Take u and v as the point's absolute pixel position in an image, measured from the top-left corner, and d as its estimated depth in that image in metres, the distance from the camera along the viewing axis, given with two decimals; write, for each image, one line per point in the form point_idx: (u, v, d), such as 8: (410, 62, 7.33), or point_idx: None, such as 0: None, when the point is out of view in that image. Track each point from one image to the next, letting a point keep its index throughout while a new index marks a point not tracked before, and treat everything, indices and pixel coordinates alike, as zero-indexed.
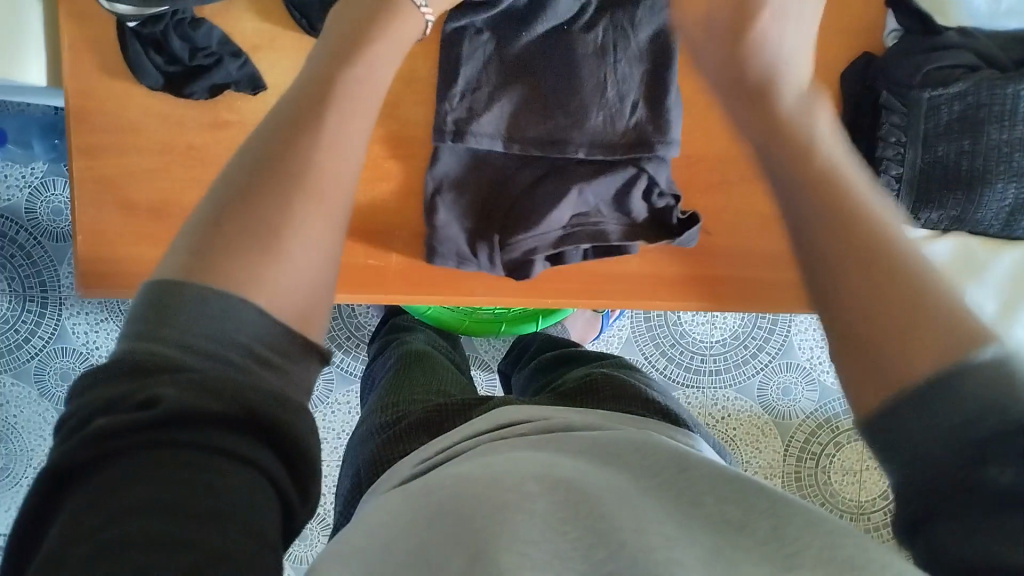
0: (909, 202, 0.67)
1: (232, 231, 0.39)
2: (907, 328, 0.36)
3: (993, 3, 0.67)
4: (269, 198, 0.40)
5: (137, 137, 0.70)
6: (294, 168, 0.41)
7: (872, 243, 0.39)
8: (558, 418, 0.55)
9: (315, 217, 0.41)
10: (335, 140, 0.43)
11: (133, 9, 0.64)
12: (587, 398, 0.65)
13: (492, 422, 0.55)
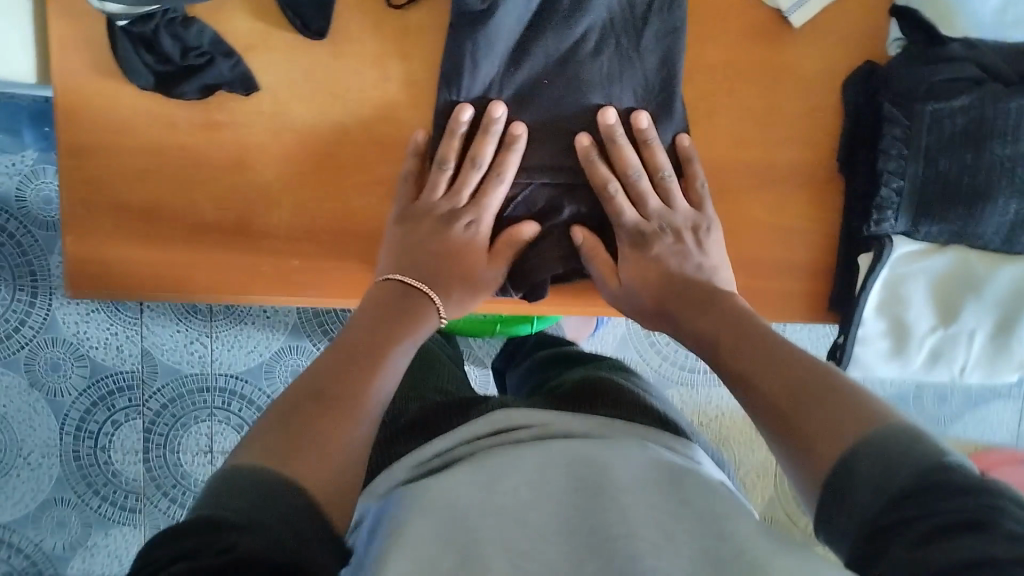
0: (909, 214, 0.66)
1: (323, 402, 0.49)
2: (807, 437, 0.45)
3: (999, 15, 0.66)
4: (338, 414, 0.49)
5: (126, 137, 0.69)
6: (348, 397, 0.51)
7: (807, 409, 0.45)
8: (557, 426, 0.54)
9: (344, 429, 0.48)
10: (368, 397, 0.52)
11: (124, 8, 0.63)
12: (586, 403, 0.64)
13: (491, 427, 0.54)
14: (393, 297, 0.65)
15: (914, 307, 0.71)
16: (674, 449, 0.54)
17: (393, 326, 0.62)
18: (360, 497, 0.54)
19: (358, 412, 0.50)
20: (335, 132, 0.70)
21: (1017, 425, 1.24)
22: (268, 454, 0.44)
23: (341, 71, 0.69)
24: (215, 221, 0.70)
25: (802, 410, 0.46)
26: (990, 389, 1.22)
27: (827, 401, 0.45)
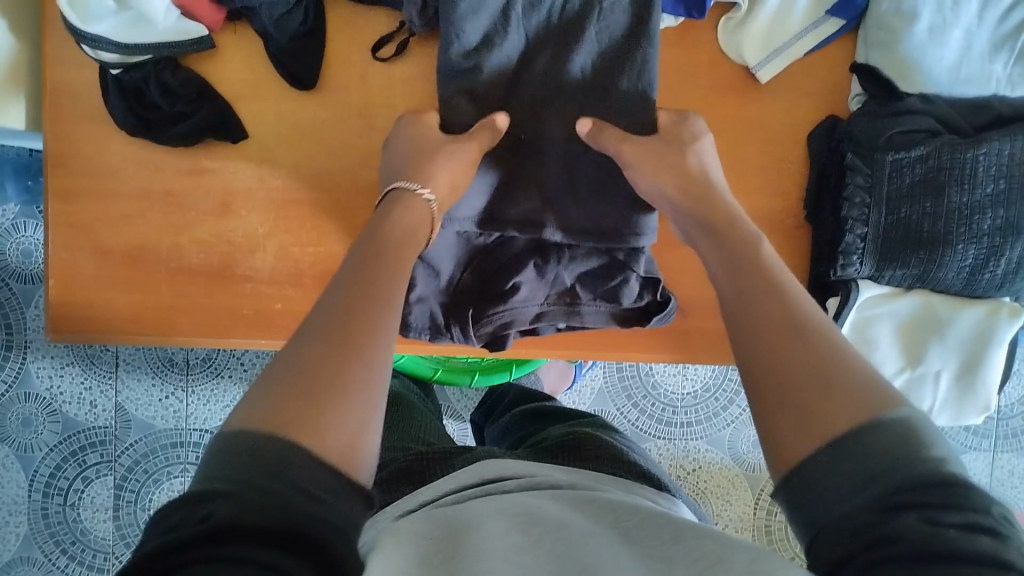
0: (873, 259, 0.69)
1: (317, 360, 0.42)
2: (836, 408, 0.40)
3: (954, 72, 0.69)
4: (342, 361, 0.42)
5: (115, 184, 0.70)
6: (352, 345, 0.43)
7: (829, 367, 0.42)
8: (542, 476, 0.54)
9: (347, 397, 0.41)
10: (369, 361, 0.43)
11: (118, 56, 0.66)
12: (569, 458, 0.65)
13: (477, 477, 0.55)
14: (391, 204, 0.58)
15: (880, 350, 0.73)
16: (657, 502, 0.55)
17: (383, 268, 0.50)
18: (345, 546, 0.55)
19: (366, 363, 0.43)
20: (320, 179, 0.72)
21: (989, 476, 1.25)
22: (271, 412, 0.39)
23: (327, 121, 0.71)
24: (199, 265, 0.72)
25: (809, 388, 0.41)
26: (961, 441, 1.25)
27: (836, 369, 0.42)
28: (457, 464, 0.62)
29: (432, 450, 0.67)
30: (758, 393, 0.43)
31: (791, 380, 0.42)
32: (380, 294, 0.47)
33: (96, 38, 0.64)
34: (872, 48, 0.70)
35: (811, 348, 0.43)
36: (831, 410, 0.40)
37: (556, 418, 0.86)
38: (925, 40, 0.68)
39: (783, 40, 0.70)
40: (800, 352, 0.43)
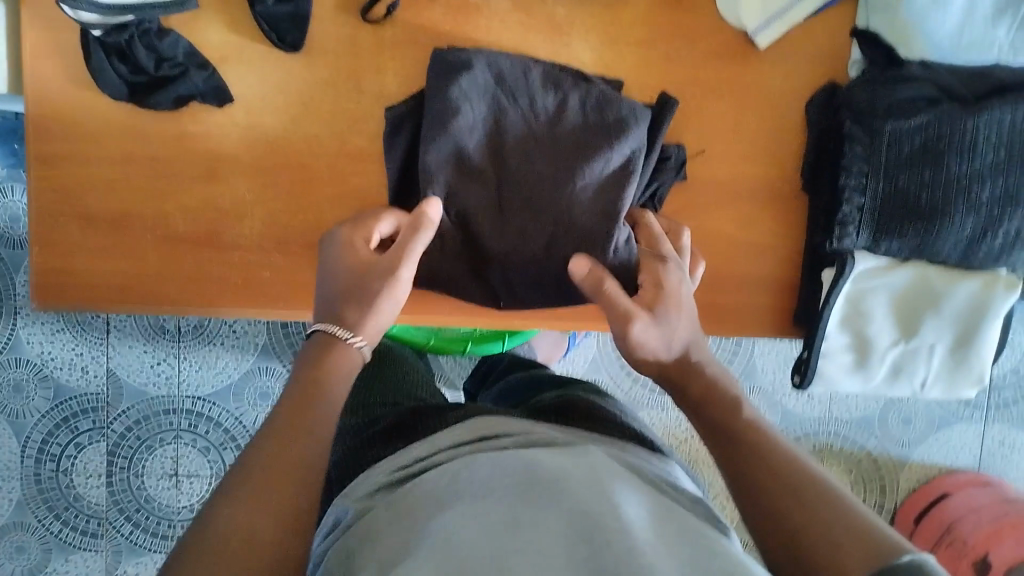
0: (870, 230, 0.68)
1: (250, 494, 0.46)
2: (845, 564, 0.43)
3: (957, 37, 0.68)
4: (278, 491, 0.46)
5: (98, 148, 0.69)
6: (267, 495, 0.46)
7: (791, 512, 0.48)
8: (537, 433, 0.54)
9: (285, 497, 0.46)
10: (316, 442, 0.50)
11: (98, 17, 0.64)
12: (562, 418, 0.64)
13: (471, 432, 0.55)
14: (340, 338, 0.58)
15: (876, 322, 0.72)
16: (653, 462, 0.54)
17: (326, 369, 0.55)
18: (337, 500, 0.54)
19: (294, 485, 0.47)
20: (308, 144, 0.70)
21: (980, 448, 1.26)
22: (217, 570, 0.42)
23: (314, 84, 0.70)
24: (186, 231, 0.70)
25: (837, 553, 0.44)
26: (953, 412, 1.25)
27: (807, 513, 0.47)
28: (450, 417, 0.61)
29: (425, 407, 0.66)
30: (790, 554, 0.46)
31: (813, 545, 0.45)
32: (309, 432, 0.51)
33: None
34: (873, 13, 0.69)
35: (834, 523, 0.46)
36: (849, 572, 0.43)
37: (550, 384, 0.86)
38: (928, 3, 0.66)
39: (781, 6, 0.69)
40: (827, 532, 0.45)
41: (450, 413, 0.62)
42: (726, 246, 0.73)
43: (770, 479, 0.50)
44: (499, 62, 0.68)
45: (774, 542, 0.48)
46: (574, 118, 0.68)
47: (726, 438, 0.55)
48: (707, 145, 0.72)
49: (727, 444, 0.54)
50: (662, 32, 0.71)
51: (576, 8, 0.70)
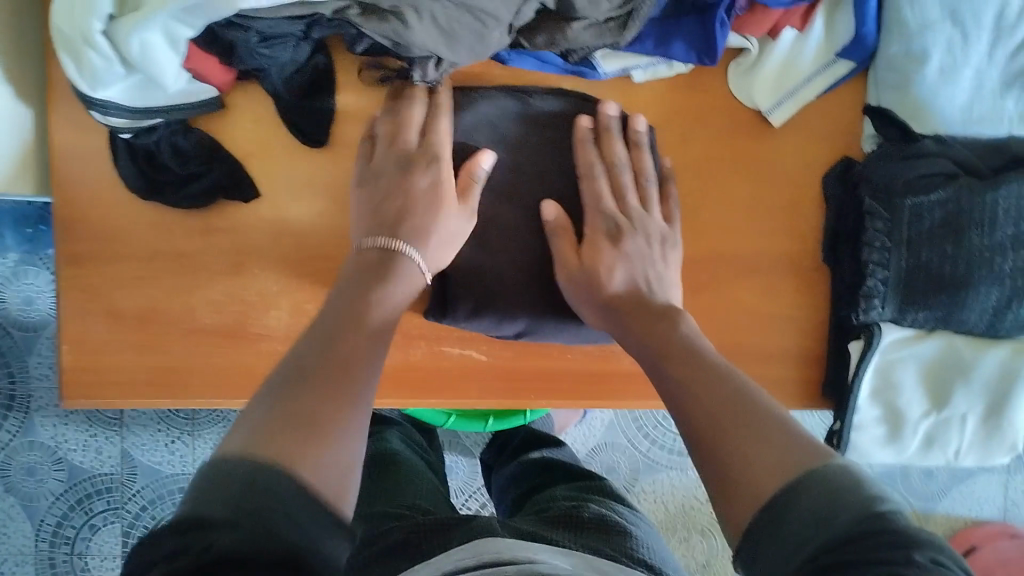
0: (895, 302, 0.68)
1: (331, 372, 0.49)
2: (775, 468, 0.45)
3: (967, 111, 0.70)
4: (345, 363, 0.50)
5: (126, 246, 0.69)
6: (354, 339, 0.52)
7: (704, 399, 0.51)
8: (540, 560, 0.50)
9: (329, 398, 0.47)
10: (367, 358, 0.52)
11: (126, 121, 0.64)
12: (573, 526, 0.62)
13: (474, 549, 0.52)
14: (367, 262, 0.61)
15: (906, 395, 0.71)
16: None
17: (381, 279, 0.60)
18: None
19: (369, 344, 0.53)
20: (332, 235, 0.71)
21: (1004, 498, 1.25)
22: (293, 450, 0.42)
23: (338, 177, 0.71)
24: (213, 324, 0.70)
25: (728, 429, 0.48)
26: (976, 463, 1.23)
27: (725, 388, 0.51)
28: (469, 523, 0.59)
29: (429, 518, 0.64)
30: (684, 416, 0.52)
31: (711, 415, 0.50)
32: (380, 331, 0.55)
33: (105, 104, 0.62)
34: (882, 91, 0.71)
35: (735, 392, 0.51)
36: (735, 440, 0.48)
37: (566, 476, 0.85)
38: (937, 82, 0.68)
39: (793, 84, 0.71)
40: (735, 407, 0.50)
41: (447, 530, 0.59)
42: (750, 320, 0.74)
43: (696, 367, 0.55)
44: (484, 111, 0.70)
45: (698, 396, 0.52)
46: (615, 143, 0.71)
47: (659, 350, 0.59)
48: (724, 220, 0.73)
49: (659, 339, 0.60)
50: (676, 113, 0.73)
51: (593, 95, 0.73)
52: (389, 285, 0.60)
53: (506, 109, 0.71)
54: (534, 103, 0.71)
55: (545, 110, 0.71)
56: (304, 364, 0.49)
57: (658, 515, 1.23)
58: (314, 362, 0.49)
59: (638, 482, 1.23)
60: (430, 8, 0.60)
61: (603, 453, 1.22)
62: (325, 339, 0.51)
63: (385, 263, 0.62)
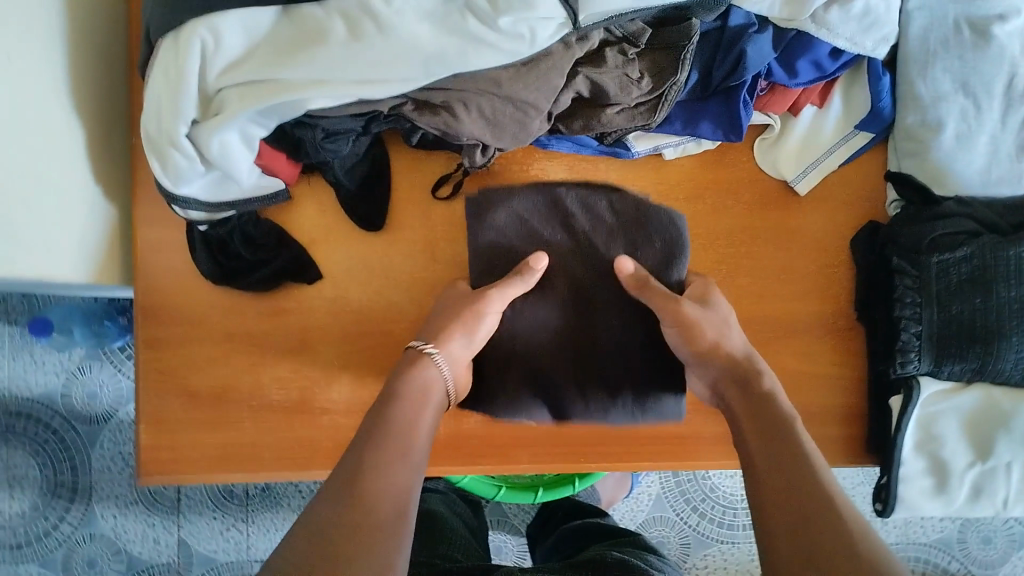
0: (931, 355, 0.70)
1: (361, 517, 0.50)
2: None
3: (985, 174, 0.73)
4: (377, 505, 0.51)
5: (200, 330, 0.75)
6: (379, 487, 0.53)
7: (800, 508, 0.52)
8: None
9: (366, 553, 0.48)
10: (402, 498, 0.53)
11: (204, 215, 0.71)
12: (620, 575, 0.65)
13: None
14: (396, 387, 0.63)
15: (949, 446, 0.72)
16: None
17: (409, 403, 0.61)
18: None
19: (397, 487, 0.54)
20: (389, 312, 0.76)
21: None
22: None
23: (393, 257, 0.76)
24: (280, 400, 0.75)
25: (816, 546, 0.49)
26: None
27: (814, 504, 0.51)
28: None
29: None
30: (772, 510, 0.53)
31: (799, 528, 0.50)
32: (415, 468, 0.56)
33: (187, 200, 0.69)
34: (903, 158, 0.75)
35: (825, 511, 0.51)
36: (819, 559, 0.48)
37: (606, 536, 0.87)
38: (954, 149, 0.73)
39: (815, 155, 0.76)
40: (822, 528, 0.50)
41: None
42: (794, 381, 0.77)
43: (788, 461, 0.56)
44: (517, 208, 0.78)
45: (798, 499, 0.52)
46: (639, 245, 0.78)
47: (765, 426, 0.59)
48: (758, 285, 0.77)
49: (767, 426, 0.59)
50: (705, 186, 0.78)
51: (627, 173, 0.78)
52: (416, 410, 0.61)
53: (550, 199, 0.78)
54: (564, 198, 0.78)
55: (574, 206, 0.78)
56: (339, 509, 0.50)
57: None
58: (345, 509, 0.50)
59: (689, 556, 1.23)
60: (477, 102, 0.68)
61: (653, 527, 1.23)
62: (374, 480, 0.53)
63: (418, 385, 0.63)
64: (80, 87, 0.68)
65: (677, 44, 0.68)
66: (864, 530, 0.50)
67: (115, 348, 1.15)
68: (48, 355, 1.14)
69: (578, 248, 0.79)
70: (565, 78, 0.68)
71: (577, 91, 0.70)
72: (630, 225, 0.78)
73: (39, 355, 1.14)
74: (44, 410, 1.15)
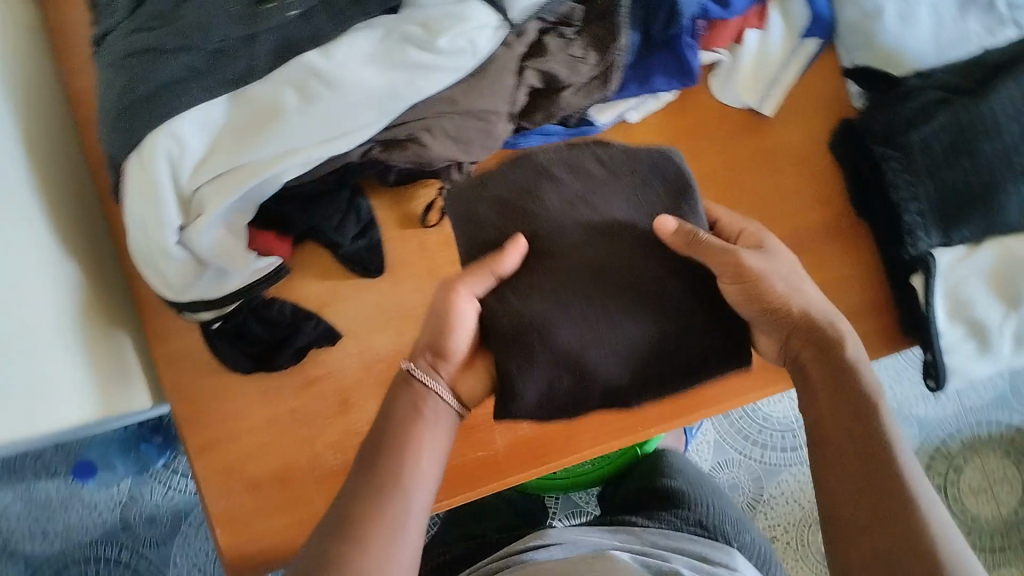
0: (937, 228, 0.71)
1: (361, 552, 0.52)
2: None
3: (935, 42, 0.74)
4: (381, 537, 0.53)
5: (243, 422, 0.75)
6: (371, 532, 0.53)
7: (865, 473, 0.54)
8: None
9: None
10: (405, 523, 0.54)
11: (214, 311, 0.72)
12: None
13: None
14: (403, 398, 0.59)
15: (981, 304, 0.73)
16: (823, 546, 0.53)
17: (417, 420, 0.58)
18: None
19: (392, 534, 0.53)
20: (416, 347, 0.76)
21: None
22: None
23: (404, 295, 0.77)
24: (340, 463, 0.75)
25: (870, 523, 0.52)
26: None
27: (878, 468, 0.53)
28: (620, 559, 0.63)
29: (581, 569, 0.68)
30: (832, 466, 0.55)
31: (858, 490, 0.54)
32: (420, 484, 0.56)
33: (195, 302, 0.70)
34: (853, 51, 0.76)
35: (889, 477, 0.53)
36: (879, 528, 0.52)
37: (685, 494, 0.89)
38: (898, 29, 0.74)
39: (769, 77, 0.78)
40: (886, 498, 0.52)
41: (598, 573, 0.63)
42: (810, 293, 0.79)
43: (848, 406, 0.56)
44: (496, 187, 0.61)
45: (856, 463, 0.54)
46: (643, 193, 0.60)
47: (833, 369, 0.58)
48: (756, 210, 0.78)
49: (826, 365, 0.58)
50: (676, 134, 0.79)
51: None
52: (423, 429, 0.58)
53: (533, 166, 0.61)
54: (550, 167, 0.61)
55: (561, 171, 0.61)
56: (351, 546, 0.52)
57: (798, 514, 1.22)
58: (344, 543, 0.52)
59: (765, 489, 1.23)
60: (439, 124, 0.71)
61: (722, 473, 1.24)
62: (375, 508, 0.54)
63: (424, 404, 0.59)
64: (63, 229, 0.69)
65: (610, 10, 0.73)
66: (922, 491, 0.53)
67: (160, 467, 1.15)
68: (99, 493, 1.14)
69: (575, 212, 0.59)
70: (513, 76, 0.73)
71: (530, 85, 0.74)
72: (624, 176, 0.61)
73: (90, 497, 1.14)
74: (110, 547, 1.14)
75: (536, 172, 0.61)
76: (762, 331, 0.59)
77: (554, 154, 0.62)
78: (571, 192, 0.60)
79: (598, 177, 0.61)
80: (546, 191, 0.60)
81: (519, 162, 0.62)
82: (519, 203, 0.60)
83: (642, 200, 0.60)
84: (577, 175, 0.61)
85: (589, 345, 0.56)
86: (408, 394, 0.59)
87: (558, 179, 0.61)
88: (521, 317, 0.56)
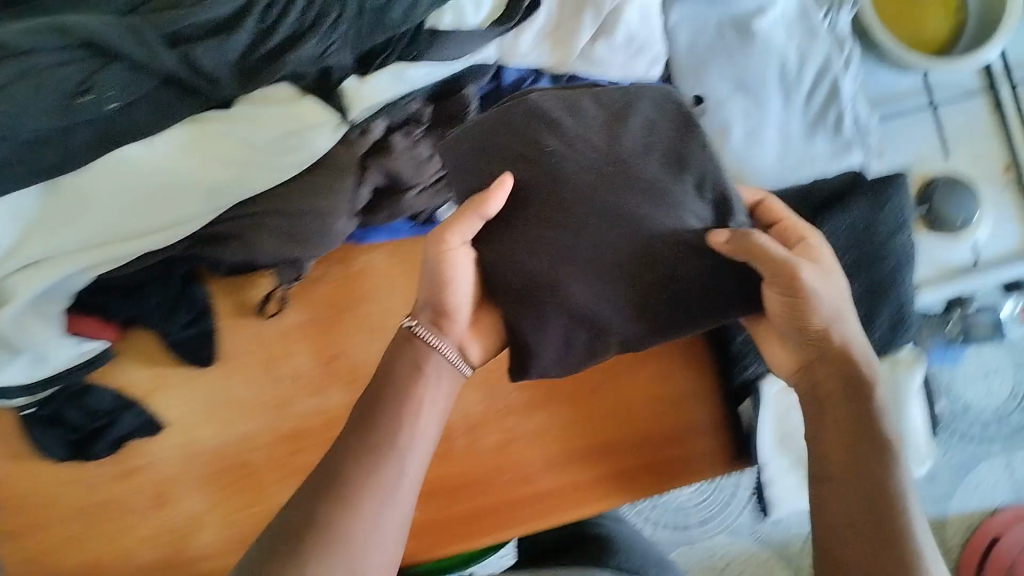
0: (764, 355, 0.74)
1: (337, 493, 0.58)
2: None
3: (781, 164, 0.76)
4: (366, 475, 0.59)
5: (56, 511, 0.73)
6: (356, 498, 0.58)
7: (876, 518, 0.57)
8: None
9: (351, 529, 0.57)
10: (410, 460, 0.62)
11: (27, 397, 0.69)
12: None
13: None
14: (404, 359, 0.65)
15: (803, 437, 0.75)
16: None
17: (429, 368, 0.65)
18: None
19: (382, 493, 0.59)
20: (241, 443, 0.75)
21: None
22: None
23: (234, 387, 0.75)
24: (152, 560, 0.73)
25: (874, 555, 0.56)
26: None
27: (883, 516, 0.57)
28: None
29: None
30: (849, 491, 0.59)
31: (860, 527, 0.57)
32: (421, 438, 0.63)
33: (5, 390, 0.68)
34: None
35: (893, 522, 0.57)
36: (882, 568, 0.56)
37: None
38: (743, 146, 0.75)
39: None
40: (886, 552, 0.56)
41: None
42: (643, 406, 0.79)
43: (863, 424, 0.60)
44: (523, 108, 0.64)
45: (864, 503, 0.58)
46: (635, 130, 0.63)
47: (854, 381, 0.61)
48: None
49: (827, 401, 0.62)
50: None
51: None
52: (439, 380, 0.65)
53: (523, 103, 0.64)
54: (531, 99, 0.64)
55: (556, 109, 0.63)
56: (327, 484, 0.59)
57: None
58: (325, 478, 0.60)
59: None
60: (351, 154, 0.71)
61: None
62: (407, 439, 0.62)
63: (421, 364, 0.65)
64: None
65: (460, 113, 0.74)
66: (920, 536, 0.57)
67: None
68: None
69: (580, 152, 0.62)
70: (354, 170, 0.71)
71: (374, 183, 0.73)
72: (616, 113, 0.64)
73: None
74: None
75: (539, 105, 0.64)
76: (772, 288, 0.61)
77: (545, 96, 0.64)
78: (570, 138, 0.62)
79: (600, 122, 0.63)
80: (563, 118, 0.63)
81: (511, 106, 0.64)
82: (504, 139, 0.63)
83: (601, 164, 0.62)
84: (572, 122, 0.63)
85: (572, 277, 0.62)
86: (404, 357, 0.65)
87: (536, 113, 0.63)
88: (524, 275, 0.62)
